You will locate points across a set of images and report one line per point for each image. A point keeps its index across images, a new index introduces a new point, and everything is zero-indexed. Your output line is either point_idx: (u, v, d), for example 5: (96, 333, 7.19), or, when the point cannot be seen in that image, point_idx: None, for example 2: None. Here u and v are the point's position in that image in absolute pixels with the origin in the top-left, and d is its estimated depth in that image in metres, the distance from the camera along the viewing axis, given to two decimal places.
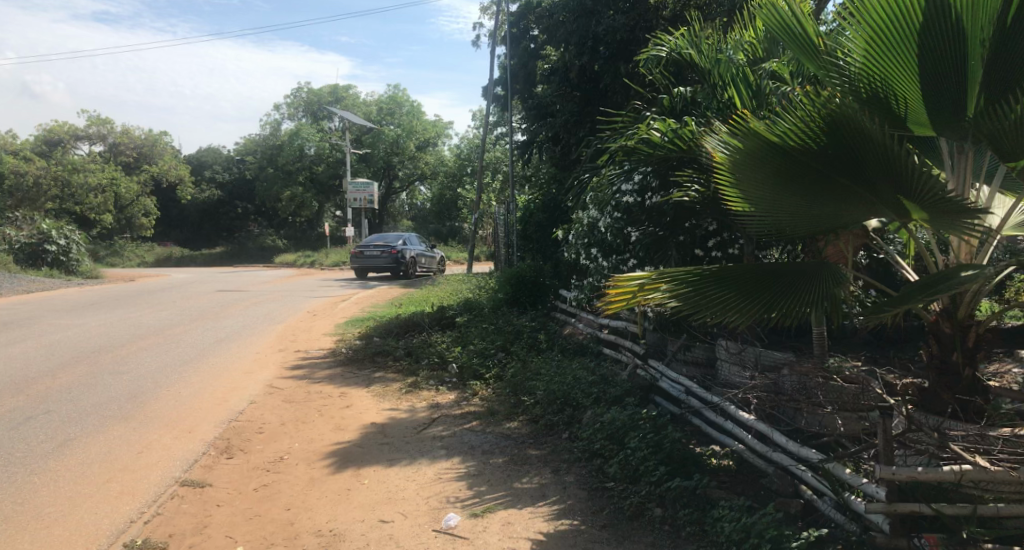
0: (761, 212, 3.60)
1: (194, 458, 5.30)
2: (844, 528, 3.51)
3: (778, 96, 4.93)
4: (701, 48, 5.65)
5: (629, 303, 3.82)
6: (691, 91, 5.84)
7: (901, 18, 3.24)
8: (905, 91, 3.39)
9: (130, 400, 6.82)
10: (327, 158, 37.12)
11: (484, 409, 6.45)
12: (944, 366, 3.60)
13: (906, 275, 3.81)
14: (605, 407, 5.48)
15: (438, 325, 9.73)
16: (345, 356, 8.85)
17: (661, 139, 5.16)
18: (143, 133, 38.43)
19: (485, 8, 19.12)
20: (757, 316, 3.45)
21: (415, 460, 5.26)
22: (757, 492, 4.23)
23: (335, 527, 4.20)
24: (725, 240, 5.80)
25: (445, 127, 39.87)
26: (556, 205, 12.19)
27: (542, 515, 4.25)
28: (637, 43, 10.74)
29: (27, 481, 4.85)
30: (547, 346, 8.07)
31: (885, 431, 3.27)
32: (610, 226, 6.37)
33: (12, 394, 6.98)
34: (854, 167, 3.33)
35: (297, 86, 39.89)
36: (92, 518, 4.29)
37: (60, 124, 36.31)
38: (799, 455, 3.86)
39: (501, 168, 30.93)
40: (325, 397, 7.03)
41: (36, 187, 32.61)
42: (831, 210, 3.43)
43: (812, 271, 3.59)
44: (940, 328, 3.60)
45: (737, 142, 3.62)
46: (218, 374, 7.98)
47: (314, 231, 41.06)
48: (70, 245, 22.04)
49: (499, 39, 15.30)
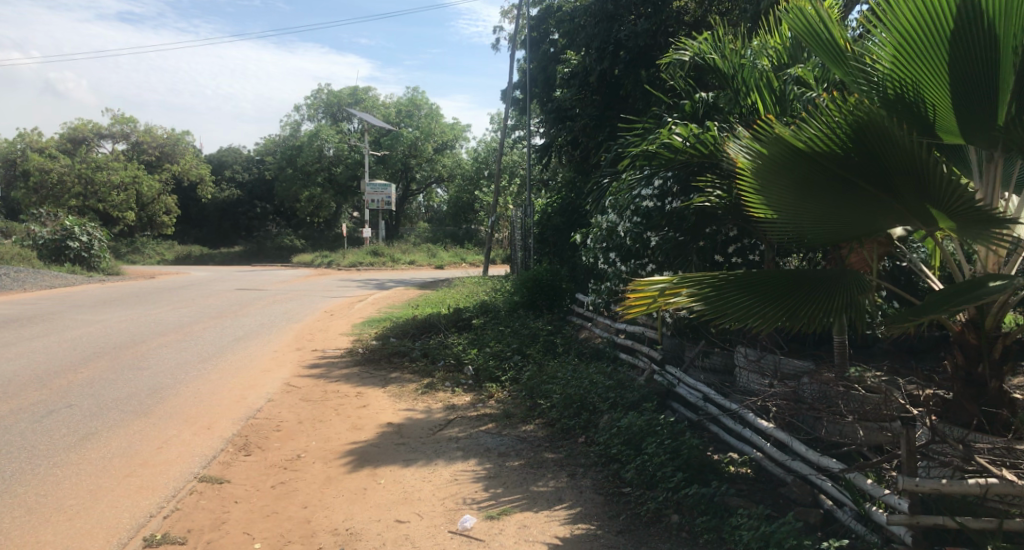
0: (784, 217, 3.59)
1: (212, 454, 5.34)
2: (865, 539, 3.44)
3: (804, 102, 4.91)
4: (725, 53, 5.54)
5: (650, 308, 3.83)
6: (714, 96, 5.91)
7: (933, 21, 3.19)
8: (934, 96, 3.34)
9: (150, 396, 6.89)
10: (347, 159, 37.28)
11: (501, 412, 6.47)
12: (970, 377, 3.52)
13: (931, 284, 3.75)
14: (622, 411, 5.47)
15: (454, 326, 9.81)
16: (361, 356, 8.90)
17: (684, 144, 5.11)
18: (166, 132, 38.82)
19: (505, 11, 19.42)
20: (777, 322, 3.42)
21: (431, 460, 5.27)
22: (775, 501, 4.15)
23: (351, 527, 4.20)
24: (745, 246, 5.75)
25: (463, 129, 39.97)
26: (573, 209, 12.24)
27: (559, 519, 4.23)
28: (658, 48, 10.86)
29: (50, 472, 4.92)
30: (564, 349, 8.05)
31: (908, 442, 3.23)
32: (629, 231, 6.26)
33: (35, 388, 7.07)
34: (881, 174, 3.28)
35: (319, 87, 40.24)
36: (113, 511, 4.34)
37: (85, 121, 36.72)
38: (819, 464, 3.87)
39: (518, 170, 30.99)
40: (342, 397, 7.06)
41: (61, 183, 33.61)
42: (860, 217, 3.39)
43: (835, 278, 3.55)
44: (965, 339, 3.52)
45: (760, 147, 3.58)
46: (237, 372, 8.03)
47: (330, 231, 41.37)
48: (92, 241, 22.17)
49: (519, 42, 15.51)
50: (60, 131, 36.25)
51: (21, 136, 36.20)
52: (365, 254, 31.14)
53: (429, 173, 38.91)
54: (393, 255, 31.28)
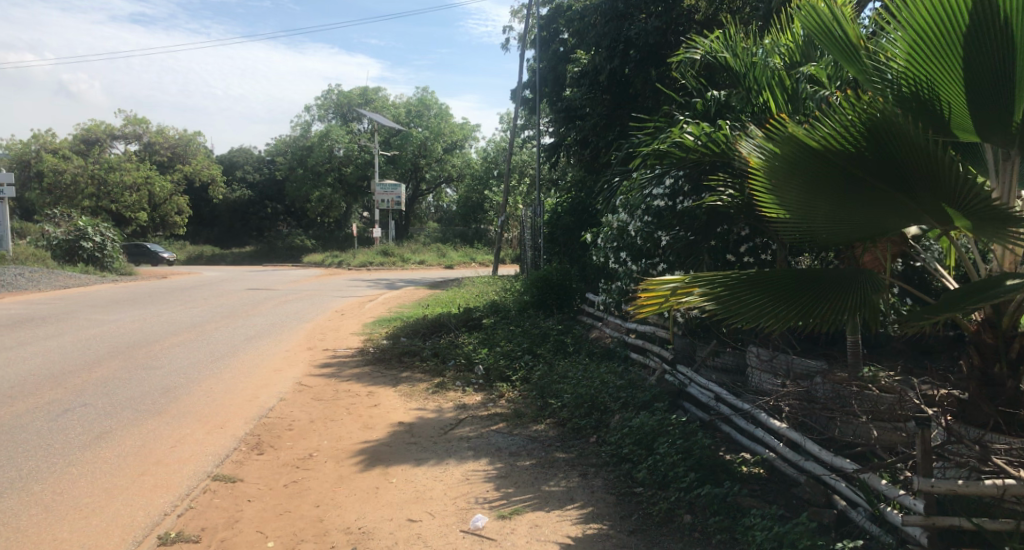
0: (797, 217, 3.58)
1: (225, 453, 5.37)
2: (880, 539, 3.42)
3: (817, 100, 4.87)
4: (736, 51, 5.56)
5: (662, 307, 3.81)
6: (725, 95, 5.84)
7: (947, 18, 3.15)
8: (949, 93, 3.32)
9: (164, 395, 6.93)
10: (356, 159, 37.44)
11: (511, 411, 6.47)
12: (985, 377, 3.50)
13: (946, 283, 3.73)
14: (634, 411, 5.46)
15: (465, 325, 9.82)
16: (372, 356, 8.92)
17: (695, 143, 5.10)
18: (178, 133, 39.09)
19: (514, 11, 19.43)
20: (790, 321, 3.40)
21: (442, 460, 5.27)
22: (788, 501, 4.14)
23: (364, 526, 4.21)
24: (758, 245, 5.75)
25: (472, 129, 39.99)
26: (583, 209, 12.22)
27: (571, 519, 4.22)
28: (669, 47, 10.84)
29: (65, 471, 4.96)
30: (574, 348, 8.04)
31: (924, 442, 3.21)
32: (640, 230, 6.29)
33: (51, 387, 7.13)
34: (895, 174, 3.26)
35: (329, 88, 40.38)
36: (128, 509, 4.37)
37: (98, 122, 37.01)
38: (833, 464, 3.85)
39: (527, 170, 31.01)
40: (353, 396, 7.08)
41: (74, 184, 33.89)
42: (873, 216, 3.37)
43: (849, 277, 3.53)
44: (982, 338, 3.48)
45: (773, 147, 3.56)
46: (249, 371, 8.07)
47: (340, 231, 41.50)
48: (105, 242, 22.35)
49: (529, 42, 15.52)
50: (74, 132, 36.55)
51: (35, 138, 36.56)
52: (375, 254, 31.24)
53: (438, 172, 38.97)
54: (403, 255, 31.34)
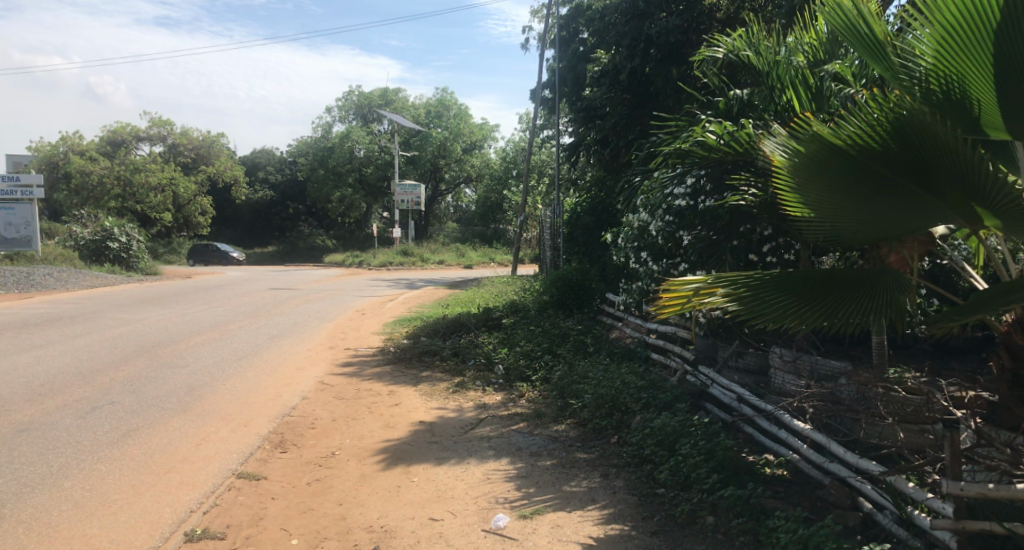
0: (821, 215, 3.54)
1: (249, 451, 5.42)
2: (908, 543, 3.38)
3: (841, 99, 4.84)
4: (759, 50, 5.53)
5: (685, 307, 3.79)
6: (748, 93, 5.80)
7: (978, 13, 3.11)
8: (977, 89, 3.27)
9: (189, 393, 7.02)
10: (376, 160, 37.67)
11: (532, 411, 6.47)
12: (1016, 378, 3.44)
13: (976, 284, 3.65)
14: (655, 412, 5.44)
15: (485, 325, 9.83)
16: (393, 355, 8.96)
17: (718, 142, 5.08)
18: (201, 134, 39.55)
19: (534, 11, 19.44)
20: (815, 322, 3.38)
21: (463, 459, 5.29)
22: (813, 503, 4.10)
23: (386, 524, 4.24)
24: (781, 245, 5.63)
25: (492, 130, 40.05)
26: (603, 208, 12.19)
27: (593, 519, 4.22)
28: (690, 45, 10.80)
29: (94, 467, 5.04)
30: (594, 348, 8.02)
31: (953, 445, 3.16)
32: (661, 230, 6.26)
33: (79, 384, 7.24)
34: (922, 173, 3.21)
35: (350, 89, 40.66)
36: (155, 506, 4.43)
37: (124, 124, 37.55)
38: (859, 466, 3.80)
39: (546, 170, 30.99)
40: (374, 395, 7.12)
41: (101, 185, 34.41)
42: (899, 214, 3.34)
43: (875, 276, 3.49)
44: (1014, 340, 3.40)
45: (798, 145, 3.52)
46: (272, 370, 8.14)
47: (361, 231, 41.74)
48: (131, 242, 22.68)
49: (549, 42, 15.52)
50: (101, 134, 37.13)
51: (63, 140, 37.19)
52: (395, 254, 31.40)
53: (458, 173, 39.06)
54: (423, 255, 31.46)
